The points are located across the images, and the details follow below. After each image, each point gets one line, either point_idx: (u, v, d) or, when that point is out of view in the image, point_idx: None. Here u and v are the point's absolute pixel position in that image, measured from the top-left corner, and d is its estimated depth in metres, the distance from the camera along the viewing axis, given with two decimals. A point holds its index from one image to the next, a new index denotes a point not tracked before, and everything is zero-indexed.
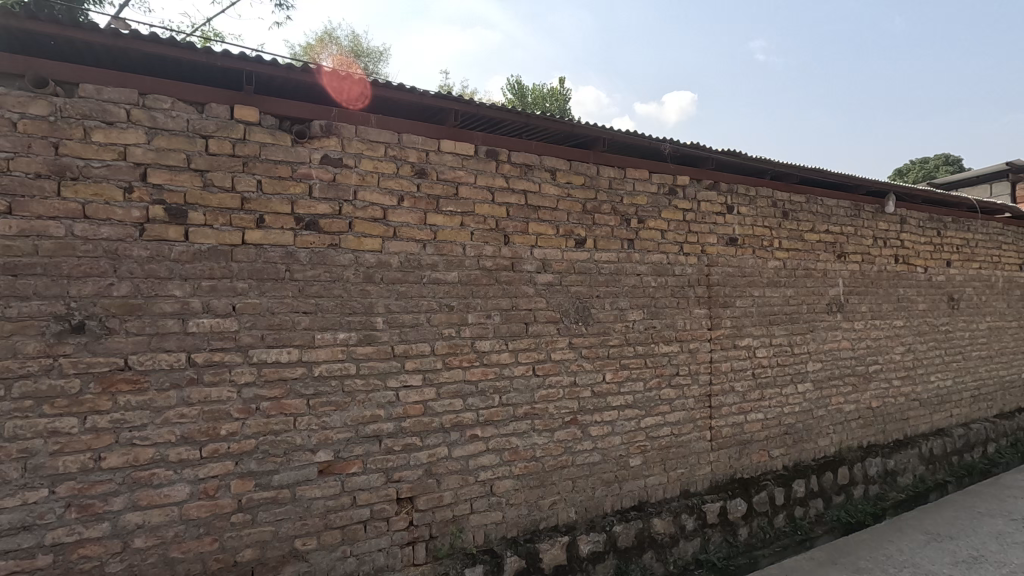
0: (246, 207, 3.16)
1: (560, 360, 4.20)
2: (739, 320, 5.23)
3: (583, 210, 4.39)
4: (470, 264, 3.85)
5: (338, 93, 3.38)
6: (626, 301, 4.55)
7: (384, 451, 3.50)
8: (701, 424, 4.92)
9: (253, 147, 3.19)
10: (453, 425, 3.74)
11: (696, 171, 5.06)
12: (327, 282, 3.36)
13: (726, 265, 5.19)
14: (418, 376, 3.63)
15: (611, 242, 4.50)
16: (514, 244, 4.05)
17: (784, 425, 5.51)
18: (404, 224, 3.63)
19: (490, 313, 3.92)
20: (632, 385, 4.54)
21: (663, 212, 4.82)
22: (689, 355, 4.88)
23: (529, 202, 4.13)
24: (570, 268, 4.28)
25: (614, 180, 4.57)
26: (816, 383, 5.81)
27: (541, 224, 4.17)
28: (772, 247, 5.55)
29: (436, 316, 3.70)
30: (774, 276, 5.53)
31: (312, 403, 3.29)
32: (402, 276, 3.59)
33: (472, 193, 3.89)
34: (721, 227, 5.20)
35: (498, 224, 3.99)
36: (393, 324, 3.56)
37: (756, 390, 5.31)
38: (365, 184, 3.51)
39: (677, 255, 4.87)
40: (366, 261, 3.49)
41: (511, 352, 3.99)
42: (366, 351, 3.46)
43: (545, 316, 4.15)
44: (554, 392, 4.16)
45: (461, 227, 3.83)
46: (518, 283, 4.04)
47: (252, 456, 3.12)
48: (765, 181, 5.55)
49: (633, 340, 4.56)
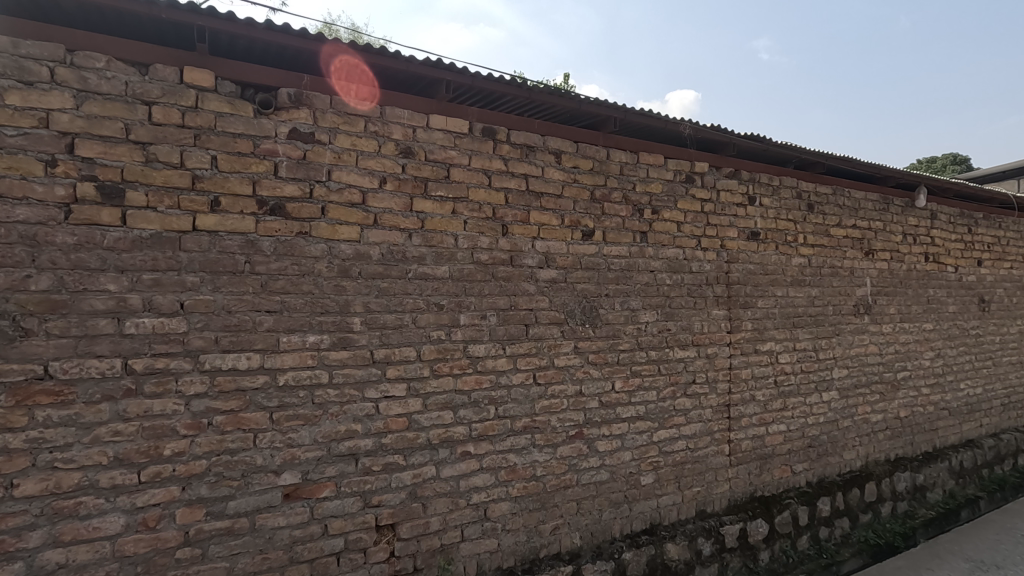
0: (198, 187, 2.68)
1: (564, 367, 3.73)
2: (761, 322, 4.76)
3: (591, 199, 3.91)
4: (463, 257, 3.38)
5: (349, 78, 3.07)
6: (638, 300, 4.08)
7: (361, 472, 3.04)
8: (718, 438, 4.45)
9: (207, 116, 2.71)
10: (442, 441, 3.28)
11: (715, 158, 4.58)
12: (295, 277, 2.90)
13: (747, 262, 4.71)
14: (402, 385, 3.16)
15: (622, 235, 4.03)
16: (513, 235, 3.57)
17: (807, 438, 5.03)
18: (387, 210, 3.16)
19: (485, 313, 3.45)
20: (644, 394, 4.07)
21: (680, 202, 4.34)
22: (707, 361, 4.41)
23: (531, 189, 3.66)
24: (576, 263, 3.81)
25: (626, 165, 4.09)
26: (842, 391, 5.33)
27: (544, 213, 3.70)
28: (797, 242, 5.07)
29: (423, 317, 3.23)
30: (798, 274, 5.05)
31: (275, 416, 2.82)
32: (383, 270, 3.13)
33: (466, 177, 3.41)
34: (742, 220, 4.72)
35: (495, 212, 3.51)
36: (373, 325, 3.09)
37: (778, 399, 4.84)
38: (341, 164, 3.04)
39: (694, 250, 4.40)
40: (342, 252, 3.02)
41: (509, 358, 3.52)
42: (341, 357, 3.00)
43: (547, 317, 3.68)
44: (557, 402, 3.69)
45: (453, 215, 3.36)
46: (517, 280, 3.57)
47: (202, 479, 2.65)
48: (788, 171, 5.07)
49: (645, 344, 4.09)
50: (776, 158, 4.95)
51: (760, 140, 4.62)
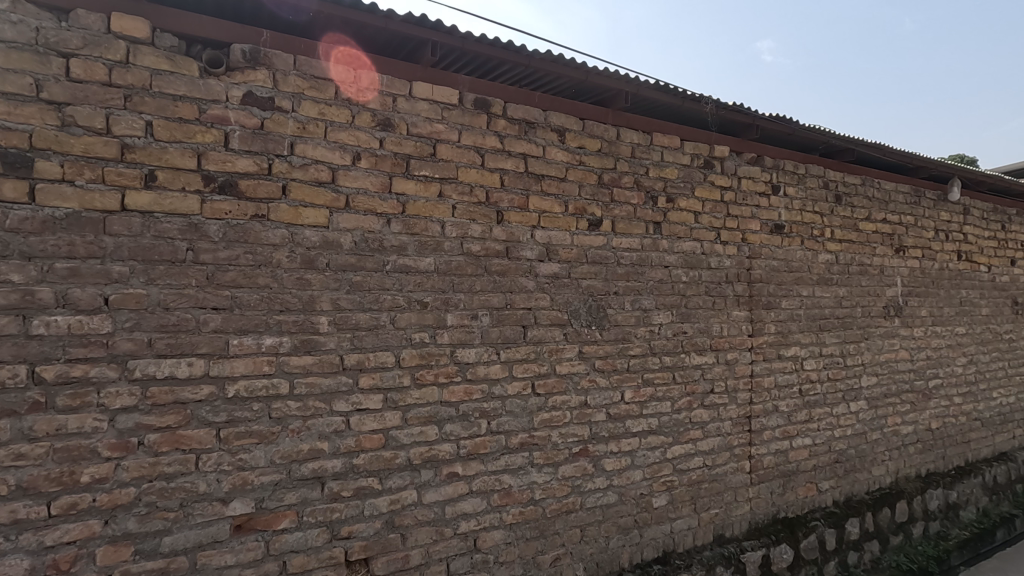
0: (128, 158, 2.23)
1: (566, 374, 3.27)
2: (785, 325, 4.30)
3: (599, 184, 3.45)
4: (451, 247, 2.93)
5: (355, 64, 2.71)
6: (651, 299, 3.61)
7: (327, 499, 2.58)
8: (739, 454, 3.99)
9: (140, 74, 2.26)
10: (424, 461, 2.82)
11: (736, 142, 4.12)
12: (248, 268, 2.44)
13: (770, 258, 4.25)
14: (377, 397, 2.71)
15: (633, 225, 3.57)
16: (510, 223, 3.12)
17: (834, 453, 4.57)
18: (361, 191, 2.70)
19: (476, 312, 2.99)
20: (657, 406, 3.61)
21: (697, 189, 3.88)
22: (726, 368, 3.95)
23: (531, 170, 3.20)
24: (581, 257, 3.35)
25: (638, 147, 3.63)
26: (871, 401, 4.86)
27: (545, 199, 3.24)
28: (824, 236, 4.60)
29: (403, 316, 2.77)
30: (825, 272, 4.59)
31: (223, 434, 2.36)
32: (356, 260, 2.67)
33: (455, 155, 2.96)
34: (765, 211, 4.26)
35: (488, 196, 3.06)
36: (343, 325, 2.63)
37: (803, 410, 4.38)
38: (306, 135, 2.58)
39: (712, 244, 3.94)
40: (307, 240, 2.56)
41: (504, 364, 3.06)
42: (304, 363, 2.54)
43: (548, 317, 3.22)
44: (559, 415, 3.23)
45: (440, 198, 2.91)
46: (513, 274, 3.11)
47: (129, 511, 2.20)
48: (815, 158, 4.60)
49: (659, 349, 3.63)
50: (801, 143, 4.49)
51: (785, 123, 4.16)
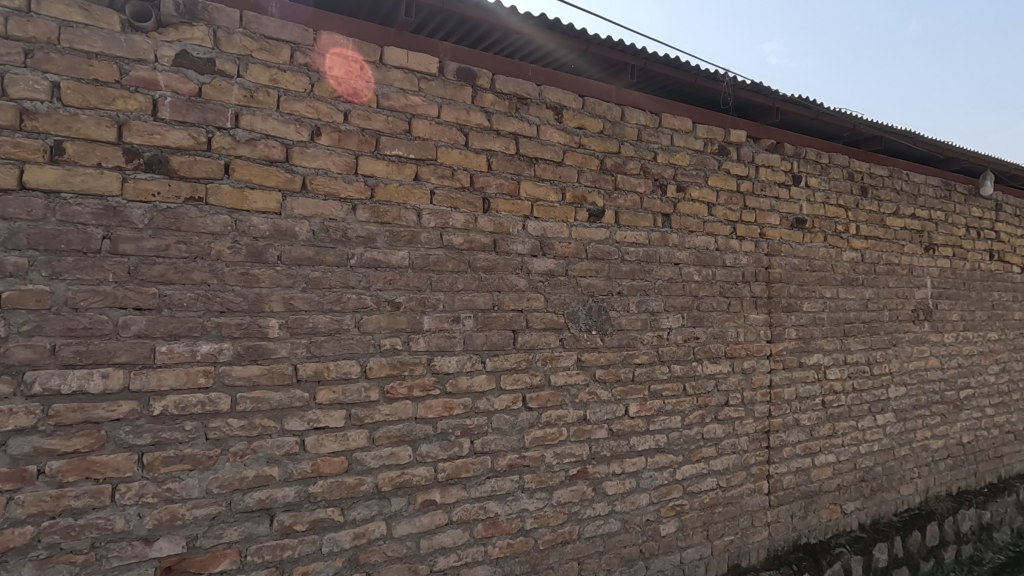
0: (29, 127, 1.84)
1: (562, 386, 2.86)
2: (807, 330, 3.88)
3: (601, 169, 3.05)
4: (429, 239, 2.53)
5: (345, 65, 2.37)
6: (659, 301, 3.21)
7: (277, 534, 2.18)
8: (756, 475, 3.57)
9: (45, 25, 1.87)
10: (395, 488, 2.42)
11: (754, 125, 3.70)
12: (181, 261, 2.04)
13: (791, 255, 3.84)
14: (339, 413, 2.31)
15: (639, 217, 3.17)
16: (498, 212, 2.72)
17: (859, 471, 4.15)
18: (321, 171, 2.31)
19: (457, 314, 2.59)
20: (666, 421, 3.20)
21: (711, 178, 3.47)
22: (742, 378, 3.54)
23: (522, 153, 2.80)
24: (579, 251, 2.95)
25: (645, 129, 3.22)
26: (900, 413, 4.44)
27: (539, 185, 2.84)
28: (849, 232, 4.18)
29: (370, 318, 2.38)
30: (851, 272, 4.17)
31: (147, 460, 1.97)
32: (314, 252, 2.27)
33: (434, 133, 2.56)
34: (786, 204, 3.84)
35: (473, 181, 2.66)
36: (297, 330, 2.24)
37: (826, 424, 3.96)
38: (254, 105, 2.19)
39: (728, 239, 3.53)
40: (254, 228, 2.17)
41: (490, 375, 2.66)
42: (250, 374, 2.15)
43: (543, 321, 2.81)
44: (554, 433, 2.82)
45: (416, 182, 2.51)
46: (502, 271, 2.71)
47: (25, 555, 1.81)
48: (838, 146, 4.19)
49: (668, 357, 3.22)
50: (825, 130, 4.07)
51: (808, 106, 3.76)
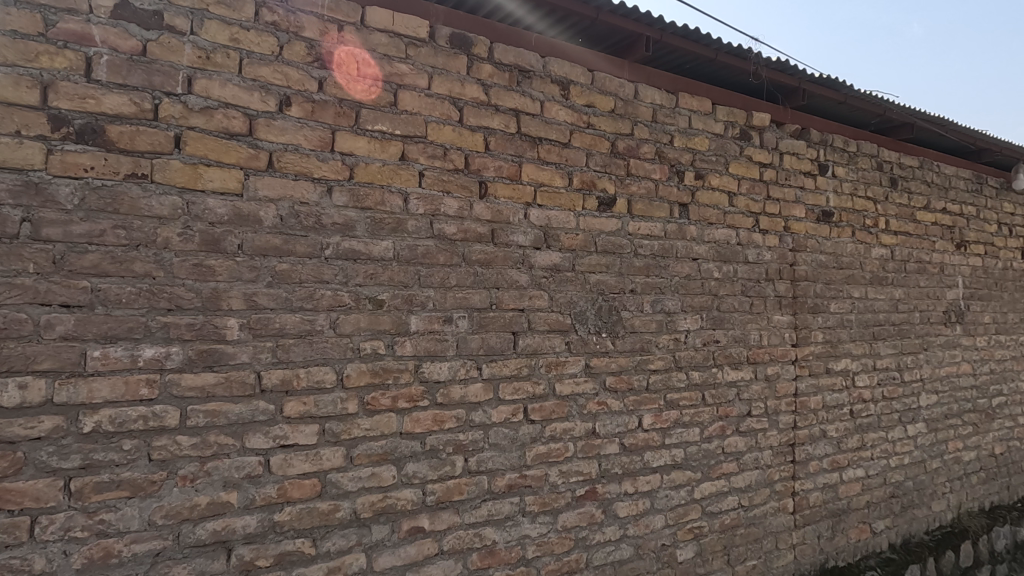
0: None
1: (569, 396, 2.54)
2: (835, 333, 3.55)
3: (612, 153, 2.73)
4: (417, 228, 2.21)
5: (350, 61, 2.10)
6: (676, 300, 2.88)
7: (235, 572, 1.85)
8: (780, 492, 3.25)
9: None
10: (376, 515, 2.10)
11: (777, 109, 3.38)
12: (119, 249, 1.72)
13: (817, 252, 3.51)
14: (310, 429, 1.98)
15: (654, 206, 2.84)
16: (496, 198, 2.40)
17: (889, 486, 3.82)
18: (290, 147, 1.99)
19: (450, 314, 2.26)
20: (683, 434, 2.88)
21: (732, 165, 3.15)
22: (766, 386, 3.21)
23: (524, 132, 2.48)
24: (588, 244, 2.63)
25: (660, 109, 2.90)
26: (931, 423, 4.11)
27: (543, 168, 2.52)
28: (878, 227, 3.86)
29: (348, 318, 2.06)
30: (880, 269, 3.84)
31: (74, 487, 1.64)
32: (282, 241, 1.96)
33: (423, 107, 2.24)
34: (811, 195, 3.52)
35: (469, 162, 2.34)
36: (261, 331, 1.92)
37: (854, 436, 3.63)
38: (211, 68, 1.87)
39: (750, 232, 3.21)
40: (209, 211, 1.85)
41: (487, 384, 2.33)
42: (204, 384, 1.82)
43: (547, 322, 2.49)
44: (559, 449, 2.50)
45: (403, 162, 2.20)
46: (500, 265, 2.39)
47: None
48: (866, 134, 3.86)
49: (686, 363, 2.90)
50: (853, 115, 3.75)
51: (836, 88, 3.44)
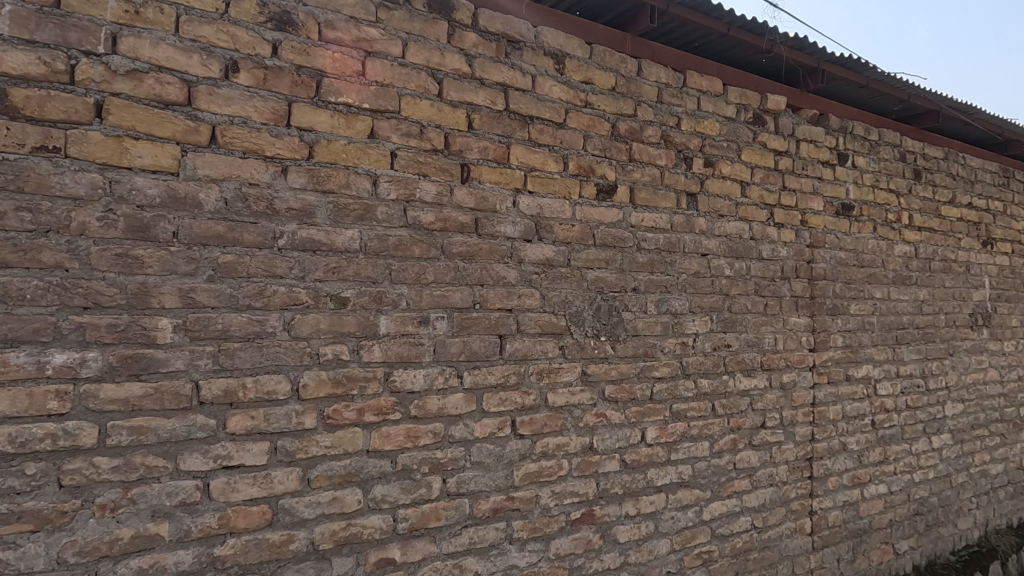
0: None
1: (563, 407, 2.26)
2: (856, 336, 3.26)
3: (612, 136, 2.45)
4: (388, 215, 1.93)
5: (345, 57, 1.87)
6: (683, 300, 2.60)
7: None
8: (797, 512, 2.96)
9: None
10: (338, 546, 1.82)
11: (794, 93, 3.09)
12: (23, 236, 1.45)
13: (837, 248, 3.22)
14: (259, 448, 1.70)
15: (659, 195, 2.56)
16: (480, 183, 2.12)
17: (913, 503, 3.53)
18: (238, 119, 1.71)
19: (426, 315, 1.98)
20: (691, 449, 2.59)
21: (744, 152, 2.87)
22: (781, 395, 2.92)
23: (513, 109, 2.20)
24: (585, 236, 2.34)
25: (666, 89, 2.62)
26: (957, 434, 3.81)
27: (534, 151, 2.24)
28: (901, 222, 3.56)
29: (305, 319, 1.78)
30: (903, 268, 3.54)
31: None
32: (226, 229, 1.68)
33: (396, 77, 1.96)
34: (830, 186, 3.23)
35: (449, 142, 2.06)
36: (200, 334, 1.64)
37: (876, 448, 3.34)
38: (141, 25, 1.59)
39: (764, 226, 2.92)
40: (136, 193, 1.57)
41: (468, 394, 2.05)
42: (129, 396, 1.54)
43: (539, 324, 2.21)
44: (551, 467, 2.22)
45: (372, 140, 1.92)
46: (485, 259, 2.11)
47: None
48: (889, 122, 3.57)
49: (694, 370, 2.61)
50: (874, 101, 3.46)
51: (858, 70, 3.15)
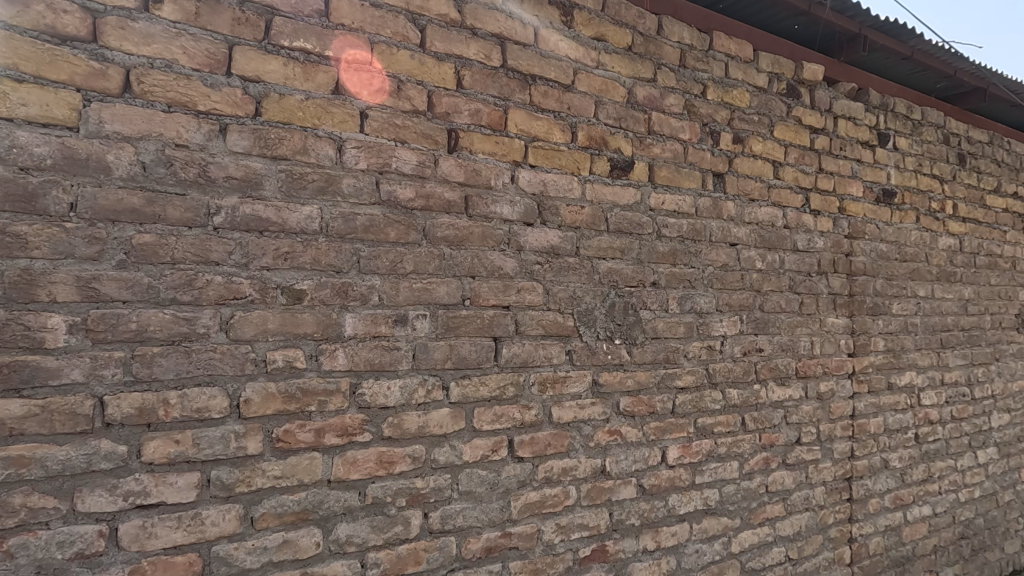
0: None
1: (570, 424, 1.89)
2: (898, 339, 2.90)
3: (628, 103, 2.08)
4: (356, 189, 1.56)
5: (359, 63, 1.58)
6: (709, 297, 2.23)
7: None
8: (835, 540, 2.59)
9: None
10: None
11: (831, 63, 2.72)
12: None
13: (877, 239, 2.85)
14: (186, 481, 1.34)
15: (681, 174, 2.19)
16: (471, 153, 1.75)
17: (958, 525, 3.15)
18: (160, 62, 1.34)
19: (404, 313, 1.62)
20: (718, 470, 2.22)
21: (777, 127, 2.50)
22: (818, 407, 2.55)
23: (511, 66, 1.83)
24: (596, 220, 1.98)
25: (690, 51, 2.25)
26: (1003, 448, 3.44)
27: (536, 117, 1.87)
28: (944, 211, 3.19)
29: (248, 317, 1.42)
30: (947, 263, 3.17)
31: None
32: (143, 200, 1.31)
33: (367, 21, 1.60)
34: (870, 169, 2.86)
35: (433, 103, 1.69)
36: (107, 336, 1.27)
37: (919, 466, 2.97)
38: None
39: (799, 213, 2.55)
40: (19, 152, 1.21)
41: (456, 410, 1.69)
42: (5, 416, 1.18)
43: (542, 324, 1.85)
44: (556, 496, 1.85)
45: (336, 96, 1.55)
46: (477, 246, 1.74)
47: None
48: (931, 100, 3.20)
49: (722, 379, 2.25)
50: (917, 76, 3.09)
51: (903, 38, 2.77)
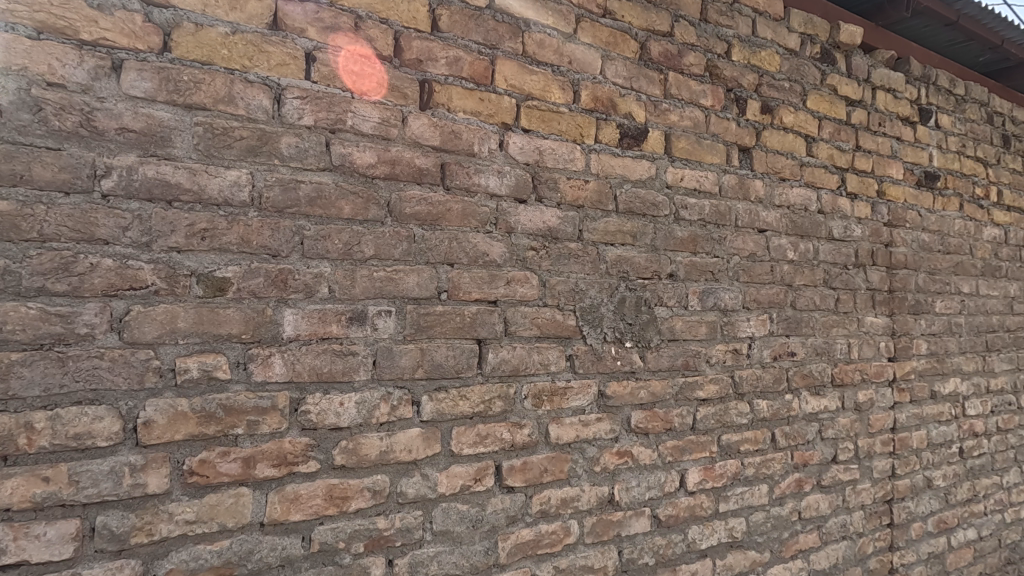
0: None
1: (571, 446, 1.55)
2: (941, 341, 2.56)
3: (640, 60, 1.75)
4: (300, 151, 1.23)
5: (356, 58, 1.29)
6: (735, 292, 1.89)
7: None
8: (875, 572, 2.25)
9: None
10: None
11: (869, 27, 2.38)
12: None
13: (918, 228, 2.52)
14: (60, 531, 1.01)
15: (702, 146, 1.86)
16: (449, 112, 1.41)
17: (1005, 549, 2.81)
18: None
19: (362, 309, 1.28)
20: (745, 496, 1.89)
21: (811, 97, 2.16)
22: (857, 419, 2.22)
23: (500, 7, 1.50)
24: (603, 197, 1.64)
25: (712, 2, 1.92)
26: None
27: (530, 71, 1.54)
28: (989, 198, 2.85)
29: (150, 314, 1.08)
30: (992, 256, 2.84)
31: None
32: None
33: None
34: (911, 149, 2.52)
35: (400, 47, 1.36)
36: None
37: (964, 484, 2.64)
38: None
39: (834, 196, 2.22)
40: None
41: (429, 431, 1.35)
42: None
43: (538, 324, 1.51)
44: (554, 533, 1.51)
45: (274, 32, 1.22)
46: (457, 225, 1.40)
47: None
48: (973, 74, 2.86)
49: (751, 388, 1.91)
50: (959, 46, 2.75)
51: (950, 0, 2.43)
